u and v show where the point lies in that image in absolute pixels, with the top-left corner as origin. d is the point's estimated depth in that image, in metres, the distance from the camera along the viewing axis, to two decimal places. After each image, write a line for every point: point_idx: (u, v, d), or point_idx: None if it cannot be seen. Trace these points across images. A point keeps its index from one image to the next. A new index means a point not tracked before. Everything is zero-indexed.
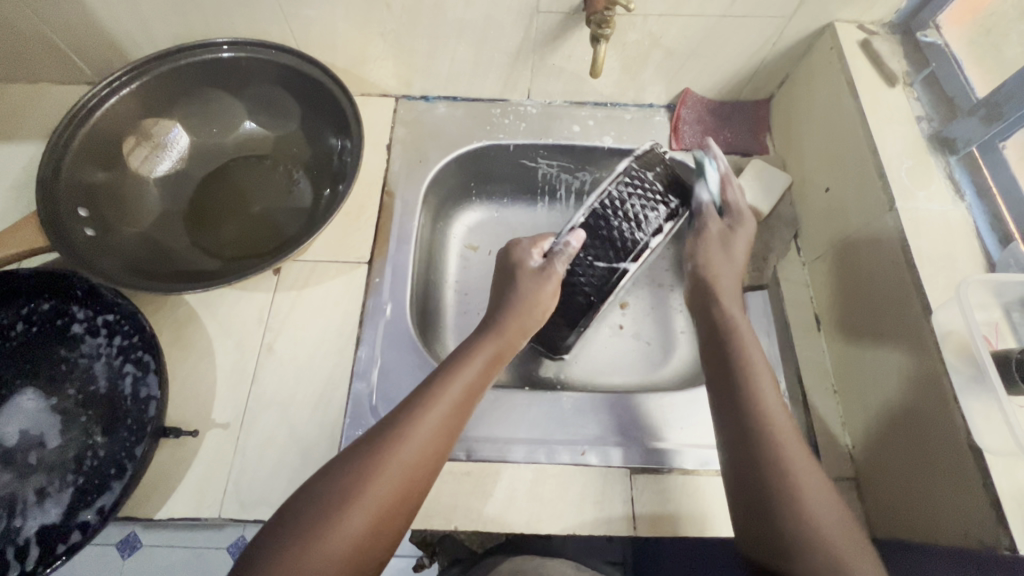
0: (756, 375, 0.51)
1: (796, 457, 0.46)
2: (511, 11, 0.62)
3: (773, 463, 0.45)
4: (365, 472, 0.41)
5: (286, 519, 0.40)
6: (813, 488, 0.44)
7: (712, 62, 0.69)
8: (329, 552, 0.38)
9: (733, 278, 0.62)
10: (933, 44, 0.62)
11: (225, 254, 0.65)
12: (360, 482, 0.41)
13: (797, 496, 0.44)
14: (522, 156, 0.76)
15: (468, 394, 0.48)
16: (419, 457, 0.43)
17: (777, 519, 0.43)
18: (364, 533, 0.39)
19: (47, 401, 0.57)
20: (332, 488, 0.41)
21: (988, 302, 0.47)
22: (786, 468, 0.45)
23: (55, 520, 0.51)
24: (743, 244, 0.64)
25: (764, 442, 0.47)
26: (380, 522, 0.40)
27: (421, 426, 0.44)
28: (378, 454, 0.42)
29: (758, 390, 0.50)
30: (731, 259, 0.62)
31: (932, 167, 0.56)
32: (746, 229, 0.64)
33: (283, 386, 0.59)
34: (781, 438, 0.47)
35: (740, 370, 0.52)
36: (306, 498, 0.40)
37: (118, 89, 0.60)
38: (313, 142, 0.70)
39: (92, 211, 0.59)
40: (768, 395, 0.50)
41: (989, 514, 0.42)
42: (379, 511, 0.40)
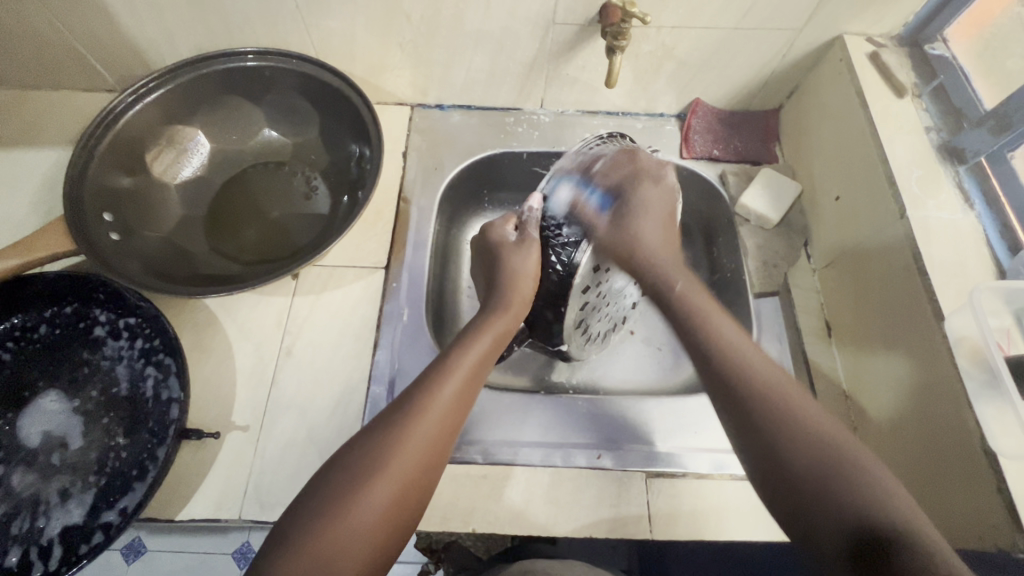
0: (719, 321, 0.48)
1: (786, 395, 0.42)
2: (528, 23, 0.64)
3: (760, 405, 0.41)
4: (389, 446, 0.40)
5: (312, 495, 0.39)
6: (814, 425, 0.39)
7: (723, 72, 0.71)
8: (360, 525, 0.37)
9: (655, 263, 0.53)
10: (942, 56, 0.63)
11: (245, 259, 0.66)
12: (384, 455, 0.40)
13: (798, 434, 0.39)
14: (536, 164, 0.77)
15: (477, 367, 0.48)
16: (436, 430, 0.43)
17: (781, 461, 0.39)
18: (390, 505, 0.39)
19: (69, 403, 0.57)
20: (354, 462, 0.40)
21: (1000, 309, 0.48)
22: (775, 409, 0.41)
23: (78, 520, 0.51)
24: (652, 224, 0.56)
25: (744, 391, 0.42)
26: (404, 496, 0.40)
27: (439, 398, 0.44)
28: (401, 428, 0.42)
29: (725, 335, 0.46)
30: (639, 245, 0.54)
31: (942, 176, 0.57)
32: (647, 207, 0.56)
33: (302, 389, 0.60)
34: (761, 382, 0.43)
35: (702, 323, 0.48)
36: (332, 473, 0.39)
37: (143, 96, 0.62)
38: (331, 148, 0.71)
39: (116, 215, 0.60)
40: (736, 344, 0.45)
41: (1005, 517, 0.42)
42: (402, 484, 0.40)
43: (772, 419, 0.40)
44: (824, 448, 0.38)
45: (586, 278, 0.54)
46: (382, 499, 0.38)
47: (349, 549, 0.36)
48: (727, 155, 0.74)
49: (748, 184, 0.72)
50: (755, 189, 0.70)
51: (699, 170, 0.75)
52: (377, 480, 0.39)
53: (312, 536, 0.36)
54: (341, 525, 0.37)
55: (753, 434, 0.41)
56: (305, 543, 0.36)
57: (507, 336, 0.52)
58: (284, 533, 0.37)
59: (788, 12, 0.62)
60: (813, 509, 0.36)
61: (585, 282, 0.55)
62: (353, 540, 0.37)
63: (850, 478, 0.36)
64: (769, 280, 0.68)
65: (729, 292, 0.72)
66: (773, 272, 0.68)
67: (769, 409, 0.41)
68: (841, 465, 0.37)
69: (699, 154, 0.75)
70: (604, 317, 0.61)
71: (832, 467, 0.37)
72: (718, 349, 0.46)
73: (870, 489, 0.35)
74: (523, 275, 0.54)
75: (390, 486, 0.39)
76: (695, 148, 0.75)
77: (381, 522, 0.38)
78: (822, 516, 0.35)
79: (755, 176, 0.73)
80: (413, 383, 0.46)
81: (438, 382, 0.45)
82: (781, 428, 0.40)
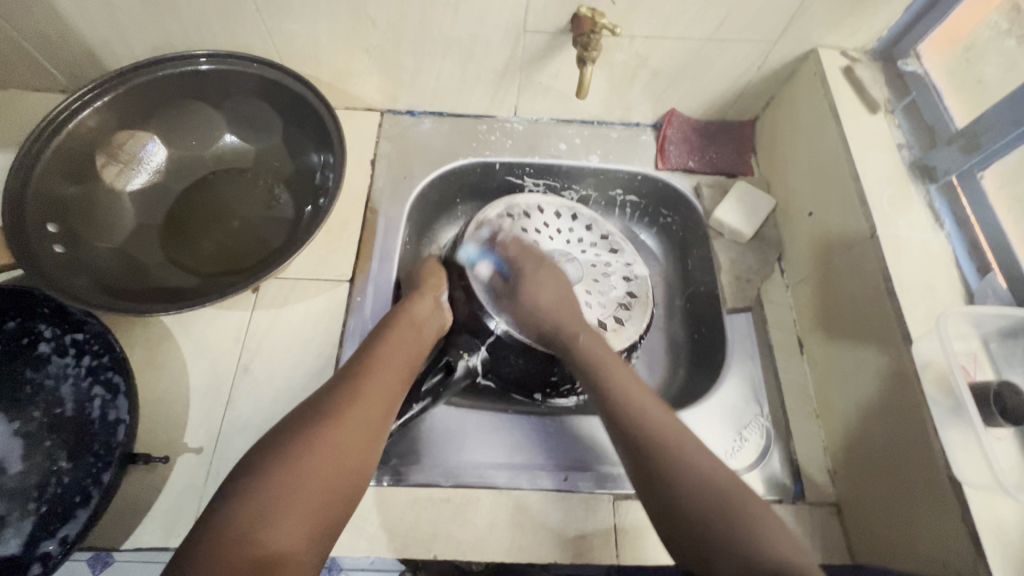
0: (628, 389, 0.50)
1: (687, 446, 0.45)
2: (498, 29, 0.62)
3: (660, 453, 0.45)
4: (343, 406, 0.46)
5: (273, 441, 0.42)
6: (698, 458, 0.44)
7: (699, 82, 0.69)
8: (332, 452, 0.42)
9: (554, 321, 0.59)
10: (915, 73, 0.63)
11: (203, 271, 0.63)
12: (336, 415, 0.45)
13: (693, 475, 0.43)
14: (508, 173, 0.75)
15: (411, 345, 0.54)
16: (380, 392, 0.48)
17: (677, 514, 0.42)
18: (344, 454, 0.43)
19: (10, 424, 0.55)
20: (313, 417, 0.44)
21: (966, 333, 0.48)
22: (675, 460, 0.44)
23: (14, 551, 0.49)
24: (543, 290, 0.61)
25: (649, 443, 0.45)
26: (356, 446, 0.44)
27: (387, 356, 0.52)
28: (354, 389, 0.47)
29: (636, 401, 0.49)
30: (537, 301, 0.60)
31: (913, 195, 0.56)
32: (544, 268, 0.62)
33: (258, 410, 0.57)
34: (656, 422, 0.47)
35: (600, 371, 0.53)
36: (291, 429, 0.43)
37: (89, 102, 0.58)
38: (294, 156, 0.68)
39: (61, 226, 0.57)
40: (620, 378, 0.51)
41: (969, 546, 0.42)
42: (355, 432, 0.44)
43: (673, 473, 0.43)
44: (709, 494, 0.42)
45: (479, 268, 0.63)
46: (340, 447, 0.43)
47: (311, 489, 0.40)
48: (701, 167, 0.73)
49: (723, 197, 0.71)
50: (729, 203, 0.70)
51: (675, 181, 0.74)
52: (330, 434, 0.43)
53: (277, 477, 0.40)
54: (317, 452, 0.42)
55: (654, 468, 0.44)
56: (272, 482, 0.40)
57: (428, 311, 0.59)
58: (248, 477, 0.40)
59: (762, 23, 0.61)
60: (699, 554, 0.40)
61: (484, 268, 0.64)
62: (315, 483, 0.41)
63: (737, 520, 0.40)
64: (742, 295, 0.67)
65: (703, 309, 0.70)
66: (746, 287, 0.67)
67: (674, 467, 0.44)
68: (731, 515, 0.40)
69: (675, 165, 0.74)
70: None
71: (723, 507, 0.41)
72: (631, 415, 0.48)
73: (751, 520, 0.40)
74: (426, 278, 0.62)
75: (345, 440, 0.44)
76: (670, 159, 0.74)
77: (337, 466, 0.42)
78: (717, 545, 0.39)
79: (729, 189, 0.72)
80: (360, 356, 0.51)
81: (379, 360, 0.51)
82: (678, 470, 0.43)
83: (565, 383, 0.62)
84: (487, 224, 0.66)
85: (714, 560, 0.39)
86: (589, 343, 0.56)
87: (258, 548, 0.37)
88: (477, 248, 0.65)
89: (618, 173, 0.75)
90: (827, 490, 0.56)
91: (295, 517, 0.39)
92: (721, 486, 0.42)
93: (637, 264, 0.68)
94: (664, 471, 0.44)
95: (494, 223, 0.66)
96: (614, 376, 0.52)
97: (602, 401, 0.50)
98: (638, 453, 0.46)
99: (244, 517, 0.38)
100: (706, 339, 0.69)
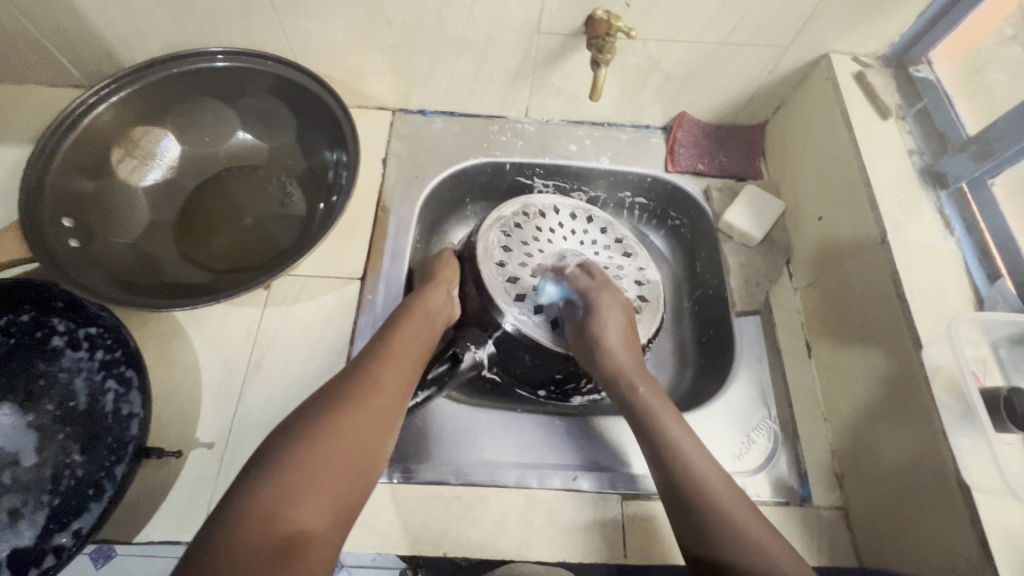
0: (692, 459, 0.48)
1: (746, 523, 0.44)
2: (513, 31, 0.62)
3: (714, 517, 0.44)
4: (359, 394, 0.47)
5: (292, 424, 0.44)
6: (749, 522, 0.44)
7: (710, 86, 0.70)
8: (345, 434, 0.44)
9: (618, 364, 0.56)
10: (926, 79, 0.63)
11: (215, 267, 0.64)
12: (354, 403, 0.46)
13: (748, 541, 0.43)
14: (518, 174, 0.75)
15: (426, 336, 0.56)
16: (393, 381, 0.50)
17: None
18: (360, 441, 0.44)
19: (24, 417, 0.55)
20: (331, 403, 0.46)
21: (977, 339, 0.48)
22: (729, 523, 0.44)
23: (28, 542, 0.49)
24: (611, 319, 0.58)
25: (707, 507, 0.45)
26: (370, 432, 0.46)
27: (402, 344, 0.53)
28: (370, 375, 0.49)
29: (700, 469, 0.47)
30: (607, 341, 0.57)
31: (923, 200, 0.56)
32: (613, 307, 0.59)
33: (270, 406, 0.57)
34: (715, 488, 0.46)
35: (655, 426, 0.51)
36: (312, 414, 0.45)
37: (106, 97, 0.59)
38: (307, 154, 0.69)
39: (77, 220, 0.57)
40: (680, 437, 0.50)
41: (977, 550, 0.42)
42: (370, 419, 0.46)
43: (724, 536, 0.43)
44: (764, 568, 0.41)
45: (496, 272, 0.63)
46: (356, 432, 0.45)
47: (331, 472, 0.42)
48: (710, 171, 0.74)
49: (732, 200, 0.71)
50: (739, 206, 0.70)
51: (685, 183, 0.74)
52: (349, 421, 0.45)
53: (300, 457, 0.42)
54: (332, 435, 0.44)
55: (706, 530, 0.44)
56: (295, 462, 0.41)
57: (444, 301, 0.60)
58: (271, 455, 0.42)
59: (775, 28, 0.61)
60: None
61: (496, 262, 0.63)
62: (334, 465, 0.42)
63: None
64: (750, 298, 0.67)
65: (710, 312, 0.71)
66: (755, 290, 0.68)
67: (732, 545, 0.43)
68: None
69: (684, 168, 0.74)
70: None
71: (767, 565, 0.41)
72: (693, 488, 0.46)
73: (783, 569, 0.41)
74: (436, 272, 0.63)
75: (361, 426, 0.45)
76: (680, 162, 0.74)
77: (351, 448, 0.44)
78: None
79: (739, 192, 0.72)
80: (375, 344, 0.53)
81: (394, 349, 0.52)
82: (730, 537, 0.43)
83: (570, 382, 0.63)
84: (502, 220, 0.66)
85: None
86: (654, 399, 0.53)
87: (281, 524, 0.39)
88: (547, 288, 0.63)
89: (628, 175, 0.75)
90: (833, 493, 0.57)
91: (314, 498, 0.41)
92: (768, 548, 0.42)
93: (650, 269, 0.68)
94: (721, 550, 0.43)
95: (509, 220, 0.67)
96: (680, 443, 0.49)
97: (664, 470, 0.48)
98: (697, 523, 0.45)
99: (268, 493, 0.39)
100: (714, 342, 0.69)
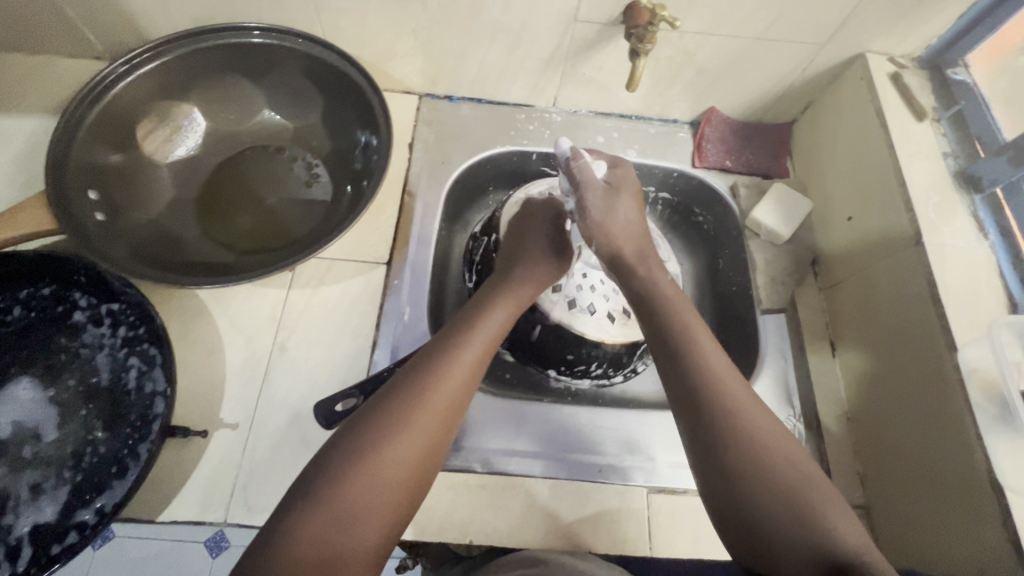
0: (728, 388, 0.43)
1: (773, 456, 0.40)
2: (549, 17, 0.61)
3: (750, 453, 0.40)
4: (425, 389, 0.42)
5: (354, 427, 0.40)
6: (784, 466, 0.40)
7: (742, 82, 0.69)
8: (407, 443, 0.40)
9: (636, 245, 0.54)
10: (963, 82, 0.62)
11: (239, 246, 0.63)
12: (413, 410, 0.41)
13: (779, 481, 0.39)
14: (544, 164, 0.75)
15: (502, 324, 0.51)
16: (466, 372, 0.45)
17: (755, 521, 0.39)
18: (425, 446, 0.41)
19: (44, 391, 0.54)
20: (394, 401, 0.41)
21: (1014, 343, 0.48)
22: (764, 463, 0.40)
23: (50, 518, 0.48)
24: (631, 208, 0.55)
25: (745, 443, 0.41)
26: (434, 436, 0.41)
27: (481, 331, 0.48)
28: (438, 368, 0.44)
29: (734, 397, 0.43)
30: (625, 225, 0.54)
31: (957, 203, 0.56)
32: (630, 186, 0.56)
33: (294, 389, 0.57)
34: (752, 423, 0.42)
35: (684, 337, 0.46)
36: (374, 414, 0.41)
37: (136, 66, 0.58)
38: (334, 135, 0.68)
39: (102, 194, 0.56)
40: (715, 359, 0.45)
41: (1009, 552, 0.43)
42: (439, 422, 0.42)
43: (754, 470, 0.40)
44: (790, 497, 0.39)
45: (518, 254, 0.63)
46: (422, 435, 0.41)
47: (381, 492, 0.38)
48: (737, 168, 0.73)
49: (760, 198, 0.71)
50: (766, 203, 0.69)
51: (710, 179, 0.74)
52: (405, 435, 0.40)
53: (349, 481, 0.38)
54: (394, 443, 0.40)
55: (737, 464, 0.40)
56: (343, 487, 0.37)
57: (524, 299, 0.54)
58: (321, 475, 0.38)
59: (814, 25, 0.61)
60: (756, 535, 0.39)
61: None
62: (386, 487, 0.38)
63: (805, 521, 0.38)
64: (776, 296, 0.67)
65: (733, 308, 0.71)
66: (780, 287, 0.68)
67: (753, 462, 0.40)
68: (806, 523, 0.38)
69: (711, 164, 0.74)
70: (595, 290, 0.61)
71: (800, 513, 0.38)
72: (721, 405, 0.42)
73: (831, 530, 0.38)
74: (524, 260, 0.57)
75: (421, 437, 0.41)
76: (707, 157, 0.74)
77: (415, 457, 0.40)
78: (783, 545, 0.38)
79: (765, 190, 0.72)
80: (439, 340, 0.47)
81: (460, 344, 0.46)
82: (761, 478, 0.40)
83: (581, 363, 0.62)
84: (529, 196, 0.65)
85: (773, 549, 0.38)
86: (677, 305, 0.49)
87: (330, 545, 0.36)
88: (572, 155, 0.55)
89: (654, 169, 0.75)
90: (855, 492, 0.57)
91: (373, 516, 0.38)
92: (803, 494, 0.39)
93: (670, 261, 0.68)
94: (750, 492, 0.39)
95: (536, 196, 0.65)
96: (716, 369, 0.44)
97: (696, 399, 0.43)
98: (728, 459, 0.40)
99: (315, 519, 0.36)
100: (736, 339, 0.69)
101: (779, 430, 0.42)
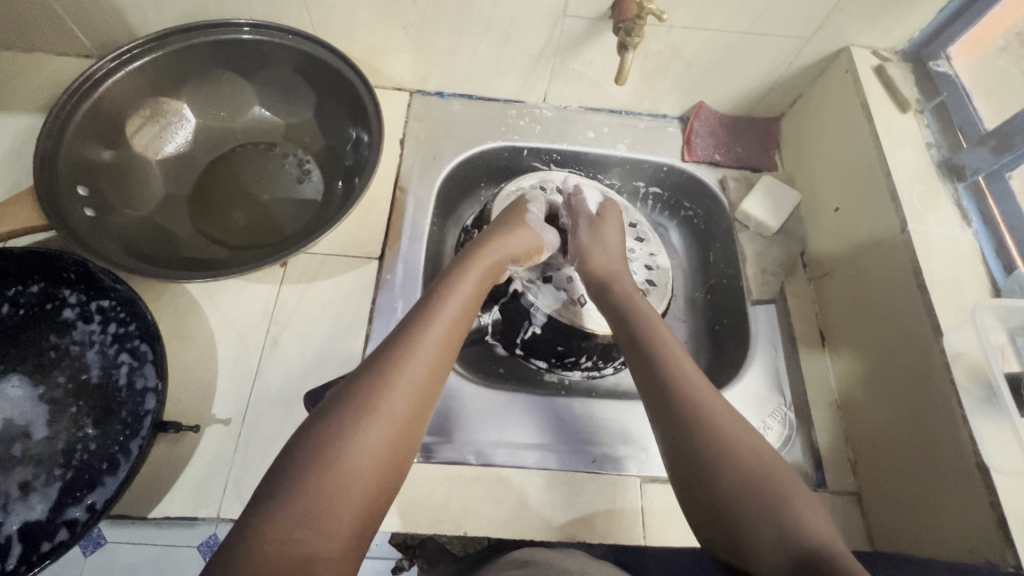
0: (697, 390, 0.45)
1: (741, 449, 0.41)
2: (538, 13, 0.62)
3: (716, 446, 0.41)
4: (389, 370, 0.43)
5: (323, 416, 0.40)
6: (750, 457, 0.41)
7: (731, 76, 0.70)
8: (375, 427, 0.40)
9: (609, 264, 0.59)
10: (945, 74, 0.64)
11: (232, 243, 0.62)
12: (381, 395, 0.41)
13: (743, 473, 0.40)
14: (535, 159, 0.75)
15: (468, 300, 0.51)
16: (434, 355, 0.45)
17: (727, 513, 0.39)
18: (394, 428, 0.41)
19: (34, 389, 0.54)
20: (361, 387, 0.41)
21: (997, 326, 0.49)
22: (729, 455, 0.41)
23: (40, 516, 0.48)
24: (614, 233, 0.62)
25: (711, 437, 0.42)
26: (405, 420, 0.41)
27: (445, 309, 0.48)
28: (404, 349, 0.44)
29: (701, 397, 0.44)
30: (607, 245, 0.61)
31: (940, 192, 0.57)
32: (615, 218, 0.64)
33: (287, 384, 0.57)
34: (717, 414, 0.43)
35: (655, 347, 0.49)
36: (342, 402, 0.41)
37: (125, 63, 0.57)
38: (326, 132, 0.68)
39: (91, 189, 0.56)
40: (685, 364, 0.47)
41: (996, 530, 0.43)
42: (408, 404, 0.42)
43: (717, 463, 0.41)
44: (754, 483, 0.40)
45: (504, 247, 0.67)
46: (390, 417, 0.41)
47: (351, 480, 0.38)
48: (727, 162, 0.74)
49: (748, 190, 0.72)
50: (755, 195, 0.70)
51: (700, 172, 0.74)
52: (373, 424, 0.40)
53: (318, 474, 0.37)
54: (360, 426, 0.39)
55: (703, 455, 0.41)
56: (312, 482, 0.37)
57: (489, 286, 0.55)
58: (291, 467, 0.38)
59: (799, 19, 0.62)
60: (730, 529, 0.39)
61: None
62: (355, 478, 0.38)
63: (776, 510, 0.38)
64: (766, 287, 0.68)
65: (724, 300, 0.71)
66: (770, 279, 0.68)
67: (719, 455, 0.41)
68: (777, 510, 0.38)
69: (701, 158, 0.74)
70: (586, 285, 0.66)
71: (769, 503, 0.39)
72: (685, 401, 0.44)
73: (793, 508, 0.38)
74: (496, 230, 0.58)
75: (389, 420, 0.41)
76: (696, 151, 0.74)
77: (384, 441, 0.40)
78: (754, 536, 0.38)
79: (753, 183, 0.73)
80: (399, 328, 0.47)
81: (425, 324, 0.46)
82: (729, 472, 0.40)
83: (571, 354, 0.64)
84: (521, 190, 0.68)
85: (747, 540, 0.38)
86: (654, 318, 0.53)
87: (301, 539, 0.35)
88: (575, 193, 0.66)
89: (644, 164, 0.75)
90: (846, 480, 0.57)
91: (344, 505, 0.37)
92: (773, 486, 0.40)
93: (661, 256, 0.69)
94: (722, 485, 0.40)
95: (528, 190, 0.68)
96: (685, 372, 0.46)
97: (666, 399, 0.45)
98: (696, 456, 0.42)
99: (285, 518, 0.35)
100: (728, 330, 0.70)
101: (743, 424, 0.43)
